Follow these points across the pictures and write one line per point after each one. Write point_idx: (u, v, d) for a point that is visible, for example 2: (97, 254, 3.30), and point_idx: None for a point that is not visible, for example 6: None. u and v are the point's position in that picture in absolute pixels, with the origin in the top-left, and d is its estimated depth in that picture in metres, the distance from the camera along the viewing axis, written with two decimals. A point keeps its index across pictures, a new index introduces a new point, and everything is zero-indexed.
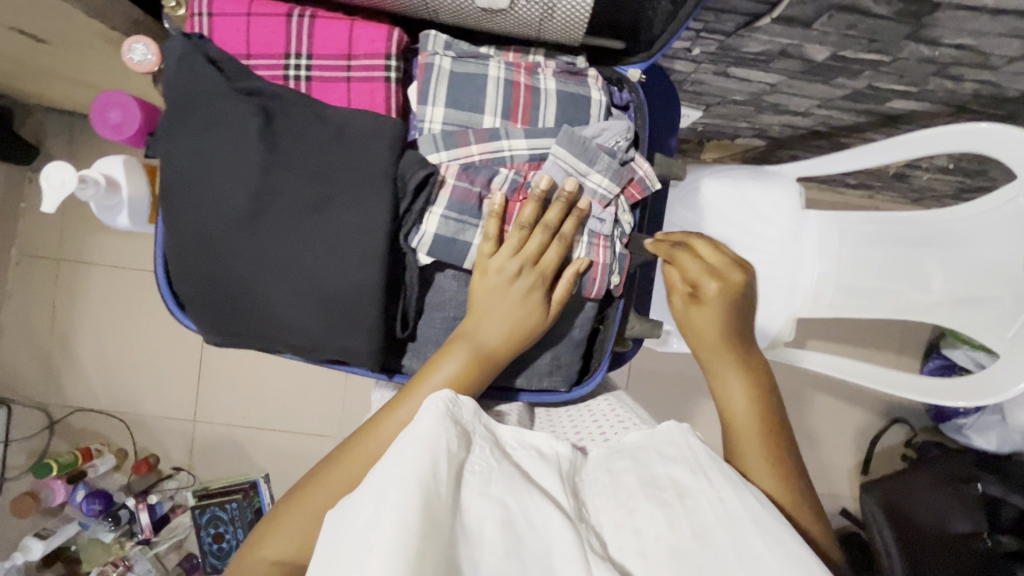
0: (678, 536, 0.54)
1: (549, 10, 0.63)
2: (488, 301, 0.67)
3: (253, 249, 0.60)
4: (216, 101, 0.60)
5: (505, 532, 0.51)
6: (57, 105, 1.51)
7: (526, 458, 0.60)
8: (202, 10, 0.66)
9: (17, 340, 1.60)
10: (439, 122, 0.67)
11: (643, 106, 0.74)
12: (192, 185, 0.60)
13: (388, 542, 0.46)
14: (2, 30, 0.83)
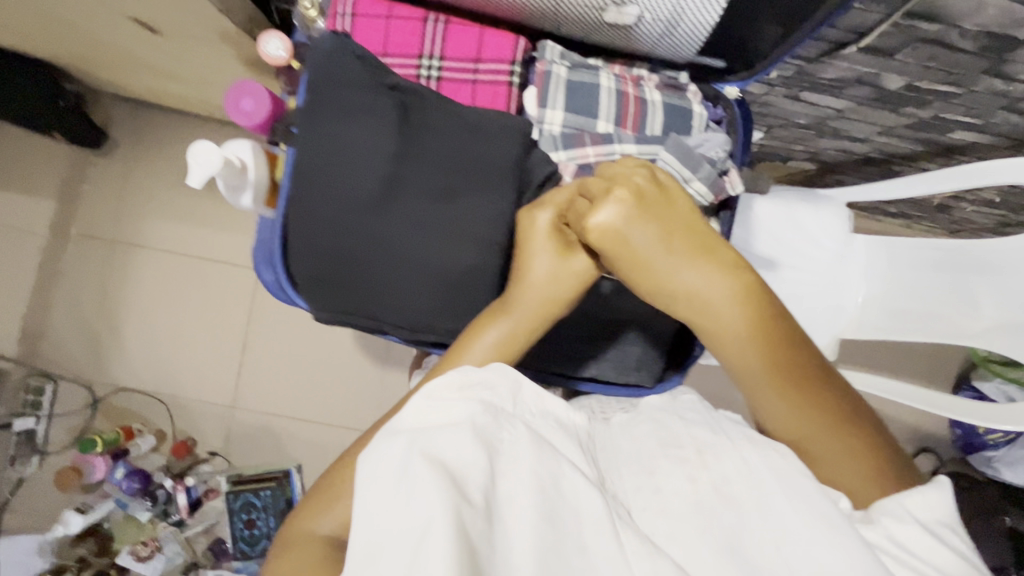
0: (700, 494, 0.54)
1: (669, 29, 0.73)
2: (530, 267, 0.67)
3: (381, 229, 0.66)
4: (358, 91, 0.66)
5: (533, 500, 0.49)
6: (128, 94, 1.58)
7: (549, 422, 0.57)
8: (347, 11, 0.75)
9: (66, 317, 1.63)
10: (559, 124, 0.76)
11: (737, 120, 0.80)
12: (324, 167, 0.64)
13: (445, 516, 0.44)
14: (121, 19, 0.88)
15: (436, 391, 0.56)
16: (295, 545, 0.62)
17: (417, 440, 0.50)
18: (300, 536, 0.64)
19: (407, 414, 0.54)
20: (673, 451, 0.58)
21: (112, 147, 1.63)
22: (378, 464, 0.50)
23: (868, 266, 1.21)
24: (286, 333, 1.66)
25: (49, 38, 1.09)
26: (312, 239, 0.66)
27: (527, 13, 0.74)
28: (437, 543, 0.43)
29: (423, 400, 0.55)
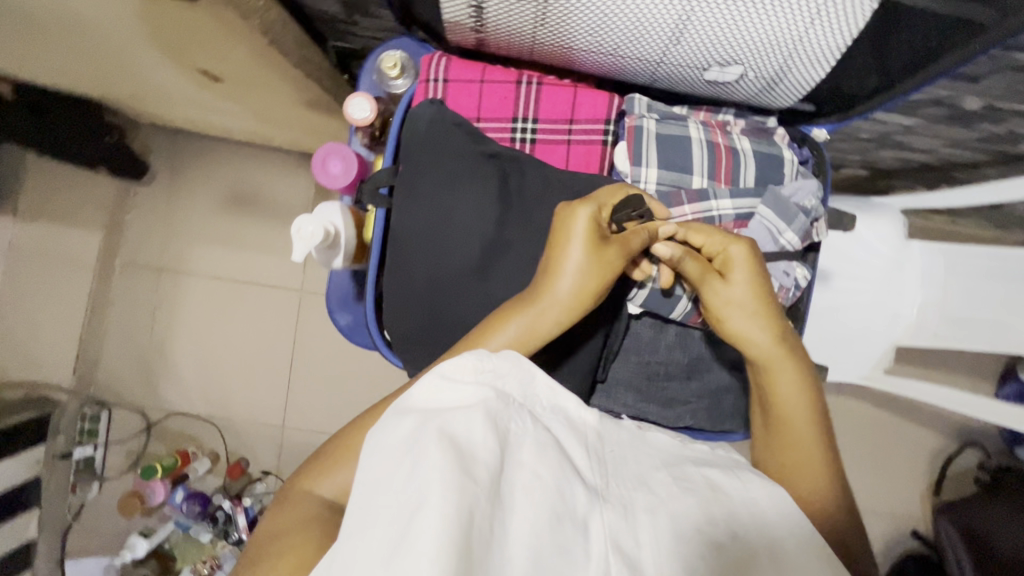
0: (714, 530, 0.52)
1: (770, 85, 0.66)
2: (562, 259, 0.61)
3: (481, 295, 0.67)
4: (460, 159, 0.69)
5: (534, 500, 0.47)
6: (166, 123, 1.59)
7: (559, 421, 0.55)
8: (437, 76, 0.73)
9: (118, 344, 1.67)
10: (654, 182, 0.71)
11: (825, 162, 0.76)
12: (425, 234, 0.69)
13: (447, 506, 0.42)
14: (187, 69, 0.89)
15: (453, 370, 0.53)
16: (294, 502, 0.62)
17: (430, 420, 0.48)
18: (300, 495, 0.63)
19: (419, 389, 0.52)
20: (676, 466, 0.58)
21: (153, 176, 1.65)
22: (386, 437, 0.49)
23: (924, 272, 1.20)
24: (330, 353, 1.68)
25: (99, 79, 1.09)
26: (414, 299, 0.69)
27: (614, 70, 0.67)
28: (437, 525, 0.41)
29: (437, 380, 0.52)
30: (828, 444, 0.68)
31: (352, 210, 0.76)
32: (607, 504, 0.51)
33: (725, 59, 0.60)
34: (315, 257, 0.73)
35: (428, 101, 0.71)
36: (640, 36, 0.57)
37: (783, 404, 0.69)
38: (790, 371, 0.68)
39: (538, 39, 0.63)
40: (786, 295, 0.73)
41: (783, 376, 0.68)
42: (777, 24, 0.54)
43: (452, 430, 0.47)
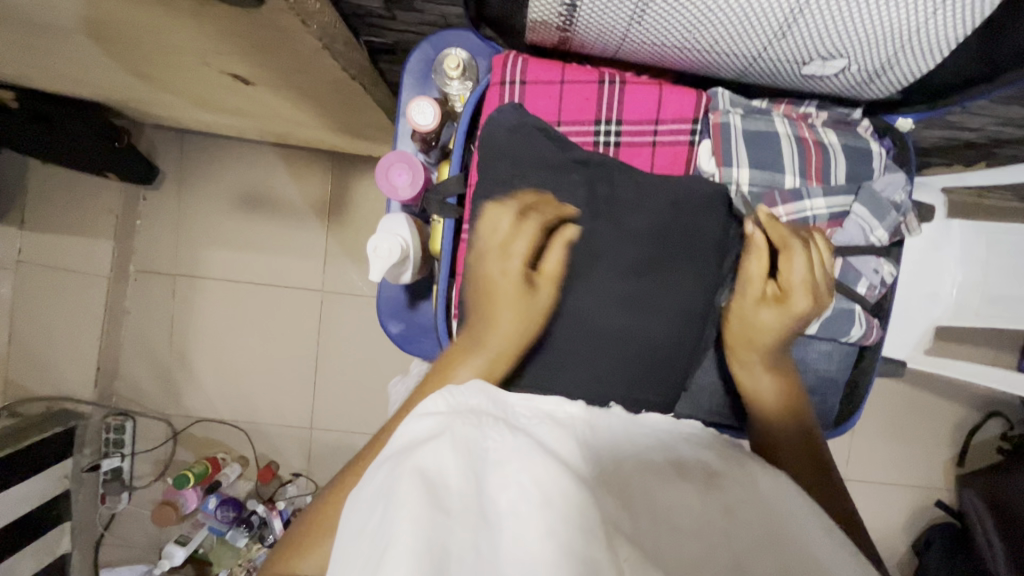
0: (716, 519, 0.48)
1: (870, 78, 0.61)
2: (497, 302, 0.60)
3: (570, 308, 0.64)
4: (543, 168, 0.65)
5: (516, 511, 0.45)
6: (169, 123, 1.52)
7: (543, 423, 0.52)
8: (514, 78, 0.69)
9: (137, 353, 1.64)
10: (745, 183, 0.70)
11: (907, 151, 0.73)
12: None
13: (405, 538, 0.41)
14: (213, 74, 0.83)
15: (422, 410, 0.53)
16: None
17: (398, 461, 0.47)
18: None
19: (394, 432, 0.52)
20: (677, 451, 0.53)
21: (161, 179, 1.60)
22: (362, 491, 0.49)
23: (966, 252, 1.17)
24: (353, 354, 1.64)
25: (111, 83, 1.04)
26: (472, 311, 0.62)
27: (701, 64, 0.62)
28: (404, 562, 0.39)
29: (409, 419, 0.52)
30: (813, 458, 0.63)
31: (417, 221, 0.74)
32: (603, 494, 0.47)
33: (832, 52, 0.55)
34: (386, 274, 0.71)
35: (508, 105, 0.68)
36: (747, 30, 0.53)
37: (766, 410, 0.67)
38: (772, 374, 0.68)
39: (629, 36, 0.58)
40: (873, 294, 0.71)
41: (761, 377, 0.68)
42: (901, 16, 0.49)
43: (421, 463, 0.47)
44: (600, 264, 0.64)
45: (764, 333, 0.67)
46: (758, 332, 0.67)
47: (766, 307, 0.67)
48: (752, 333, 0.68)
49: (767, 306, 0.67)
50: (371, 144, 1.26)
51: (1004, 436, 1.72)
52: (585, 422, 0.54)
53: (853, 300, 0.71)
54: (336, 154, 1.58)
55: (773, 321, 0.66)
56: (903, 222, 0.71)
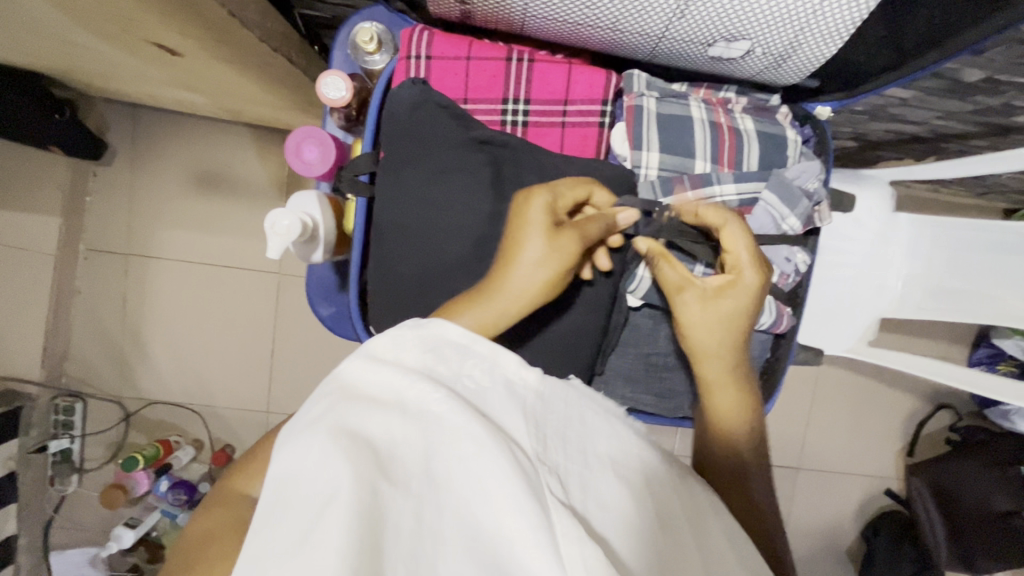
0: (645, 515, 0.51)
1: (777, 62, 0.60)
2: (524, 240, 0.58)
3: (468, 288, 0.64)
4: (449, 148, 0.66)
5: (458, 486, 0.45)
6: (119, 97, 1.48)
7: (496, 390, 0.52)
8: (421, 53, 0.68)
9: (89, 334, 1.61)
10: (656, 167, 0.69)
11: (826, 140, 0.73)
12: (413, 229, 0.66)
13: (348, 497, 0.41)
14: (139, 44, 0.80)
15: (375, 358, 0.51)
16: (225, 503, 0.57)
17: (344, 413, 0.47)
18: (233, 495, 0.58)
19: (348, 372, 0.51)
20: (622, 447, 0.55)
21: (112, 155, 1.55)
22: (300, 429, 0.47)
23: (909, 246, 1.20)
24: (311, 337, 1.62)
25: (42, 51, 1.00)
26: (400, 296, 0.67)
27: (609, 45, 0.61)
28: (344, 518, 0.40)
29: (363, 361, 0.51)
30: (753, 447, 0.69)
31: (329, 198, 0.74)
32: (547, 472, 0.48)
33: (733, 32, 0.54)
34: (295, 251, 0.69)
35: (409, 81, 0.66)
36: (645, 7, 0.52)
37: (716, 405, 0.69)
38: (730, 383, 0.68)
39: (532, 10, 0.57)
40: (786, 281, 0.73)
41: (723, 385, 0.68)
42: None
43: (368, 427, 0.46)
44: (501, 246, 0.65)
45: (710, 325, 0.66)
46: (707, 323, 0.66)
47: (700, 297, 0.66)
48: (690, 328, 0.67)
49: (704, 296, 0.66)
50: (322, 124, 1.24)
51: (951, 428, 1.75)
52: (538, 396, 0.54)
53: (764, 287, 0.71)
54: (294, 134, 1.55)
55: (722, 309, 0.65)
56: (817, 210, 0.71)
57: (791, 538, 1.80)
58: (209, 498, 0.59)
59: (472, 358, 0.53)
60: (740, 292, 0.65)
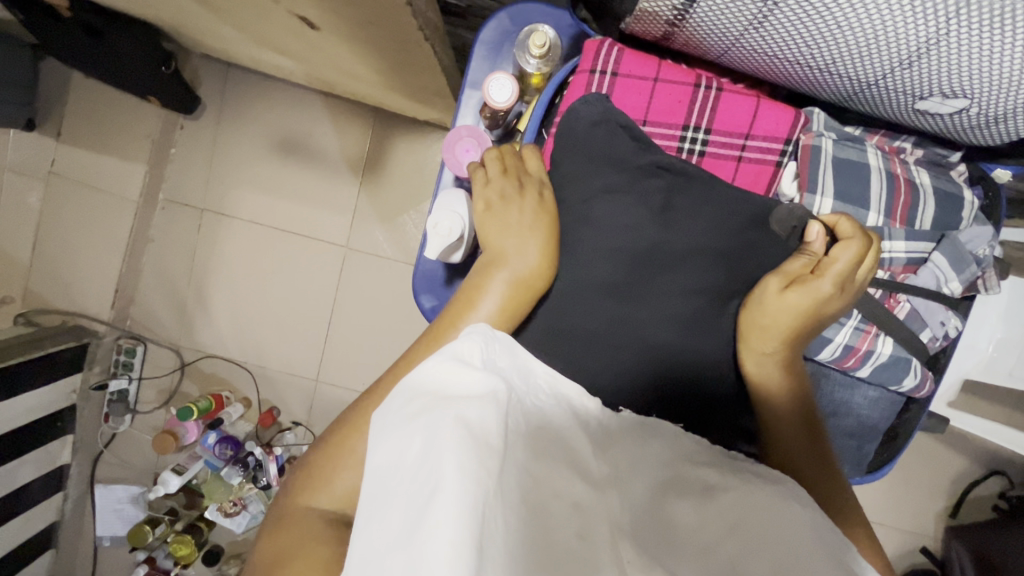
0: (710, 535, 0.44)
1: (984, 125, 0.51)
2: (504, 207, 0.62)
3: (620, 316, 0.59)
4: (625, 169, 0.60)
5: (536, 493, 0.42)
6: (215, 54, 1.49)
7: (564, 404, 0.50)
8: (605, 68, 0.61)
9: (155, 281, 1.64)
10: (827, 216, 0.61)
11: (999, 207, 0.63)
12: (567, 246, 0.62)
13: (452, 487, 0.38)
14: (280, 13, 0.77)
15: (464, 352, 0.48)
16: (289, 522, 0.55)
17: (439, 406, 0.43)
18: (296, 510, 0.56)
19: (428, 368, 0.47)
20: (677, 468, 0.49)
21: (201, 111, 1.57)
22: (395, 426, 0.44)
23: (1006, 309, 1.14)
24: (365, 314, 1.62)
25: (165, 5, 0.99)
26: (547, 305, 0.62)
27: (793, 81, 0.53)
28: (451, 512, 0.37)
29: (447, 363, 0.47)
30: (831, 470, 0.57)
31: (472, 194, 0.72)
32: (613, 495, 0.45)
33: (955, 90, 0.46)
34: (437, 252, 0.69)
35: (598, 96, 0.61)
36: (866, 57, 0.45)
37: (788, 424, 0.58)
38: (788, 377, 0.60)
39: (735, 48, 0.51)
40: (931, 345, 0.65)
41: (773, 376, 0.59)
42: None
43: (466, 416, 0.42)
44: (662, 273, 0.59)
45: (787, 320, 0.58)
46: (779, 319, 0.58)
47: (805, 292, 0.57)
48: (770, 321, 0.58)
49: (801, 288, 0.57)
50: (420, 107, 1.22)
51: (1001, 495, 1.66)
52: (600, 416, 0.52)
53: (913, 350, 0.63)
54: (379, 111, 1.54)
55: (796, 308, 0.57)
56: (981, 277, 0.64)
57: None
58: (273, 521, 0.57)
59: (535, 367, 0.52)
60: (817, 298, 0.58)
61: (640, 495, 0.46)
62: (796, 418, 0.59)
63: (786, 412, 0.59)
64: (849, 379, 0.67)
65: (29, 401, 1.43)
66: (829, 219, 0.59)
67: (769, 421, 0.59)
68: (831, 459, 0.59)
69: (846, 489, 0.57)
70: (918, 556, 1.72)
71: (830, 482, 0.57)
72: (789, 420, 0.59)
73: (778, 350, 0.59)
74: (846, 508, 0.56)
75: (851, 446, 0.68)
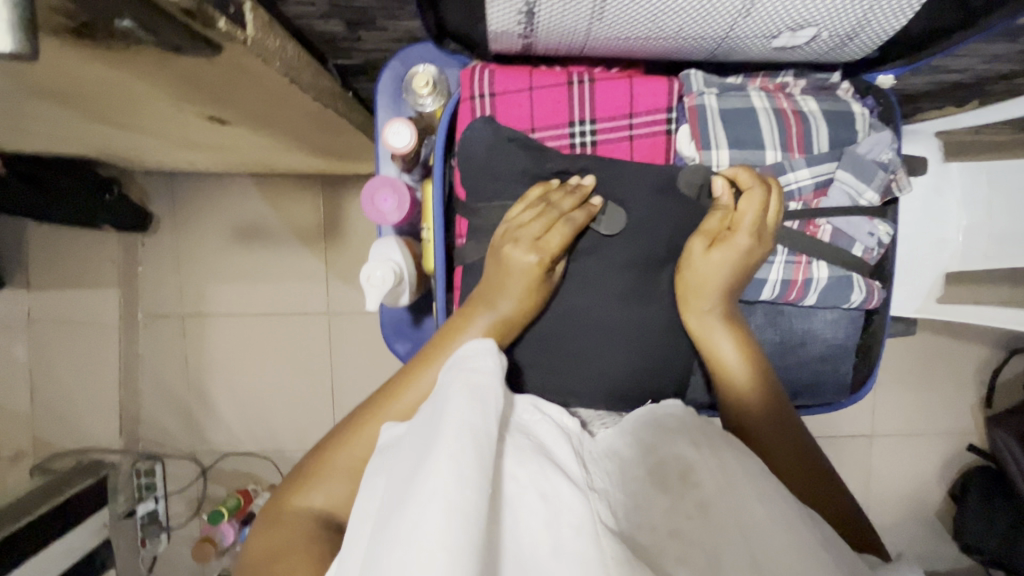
0: (682, 517, 0.45)
1: (843, 41, 0.54)
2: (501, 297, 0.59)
3: (564, 310, 0.64)
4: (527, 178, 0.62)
5: (528, 507, 0.43)
6: (155, 168, 1.53)
7: (541, 419, 0.53)
8: (484, 90, 0.65)
9: (157, 397, 1.66)
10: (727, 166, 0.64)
11: (893, 108, 0.67)
12: None
13: (444, 495, 0.39)
14: (191, 118, 0.80)
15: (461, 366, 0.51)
16: (282, 520, 0.56)
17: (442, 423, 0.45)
18: (281, 514, 0.57)
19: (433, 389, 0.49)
20: (653, 457, 0.50)
21: (157, 224, 1.61)
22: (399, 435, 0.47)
23: (964, 194, 1.13)
24: (361, 371, 1.63)
25: (85, 137, 1.02)
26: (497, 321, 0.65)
27: (654, 52, 0.56)
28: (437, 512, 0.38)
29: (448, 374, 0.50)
30: (791, 433, 0.59)
31: (404, 240, 0.73)
32: (597, 499, 0.46)
33: (800, 21, 0.49)
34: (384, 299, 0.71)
35: (478, 119, 0.64)
36: (707, 11, 0.47)
37: (743, 388, 0.60)
38: (731, 330, 0.61)
39: (591, 36, 0.53)
40: (870, 257, 0.66)
41: (717, 331, 0.61)
42: None
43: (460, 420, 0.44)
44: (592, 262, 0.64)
45: (718, 276, 0.60)
46: (711, 277, 0.61)
47: (728, 248, 0.60)
48: (702, 279, 0.61)
49: (728, 245, 0.60)
50: (352, 163, 1.24)
51: None
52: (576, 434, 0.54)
53: (848, 267, 0.66)
54: (321, 176, 1.57)
55: (724, 264, 0.60)
56: (892, 179, 0.65)
57: (878, 510, 1.68)
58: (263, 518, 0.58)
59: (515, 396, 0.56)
60: (739, 253, 0.60)
61: (631, 492, 0.48)
62: (747, 387, 0.60)
63: (739, 380, 0.60)
64: (803, 310, 0.70)
65: (62, 547, 1.44)
66: (731, 172, 0.62)
67: (721, 373, 0.61)
68: (790, 415, 0.60)
69: (804, 450, 0.59)
70: (968, 455, 1.68)
71: (791, 444, 0.58)
72: (746, 391, 0.60)
73: (722, 307, 0.62)
74: (809, 479, 0.57)
75: (825, 372, 0.71)
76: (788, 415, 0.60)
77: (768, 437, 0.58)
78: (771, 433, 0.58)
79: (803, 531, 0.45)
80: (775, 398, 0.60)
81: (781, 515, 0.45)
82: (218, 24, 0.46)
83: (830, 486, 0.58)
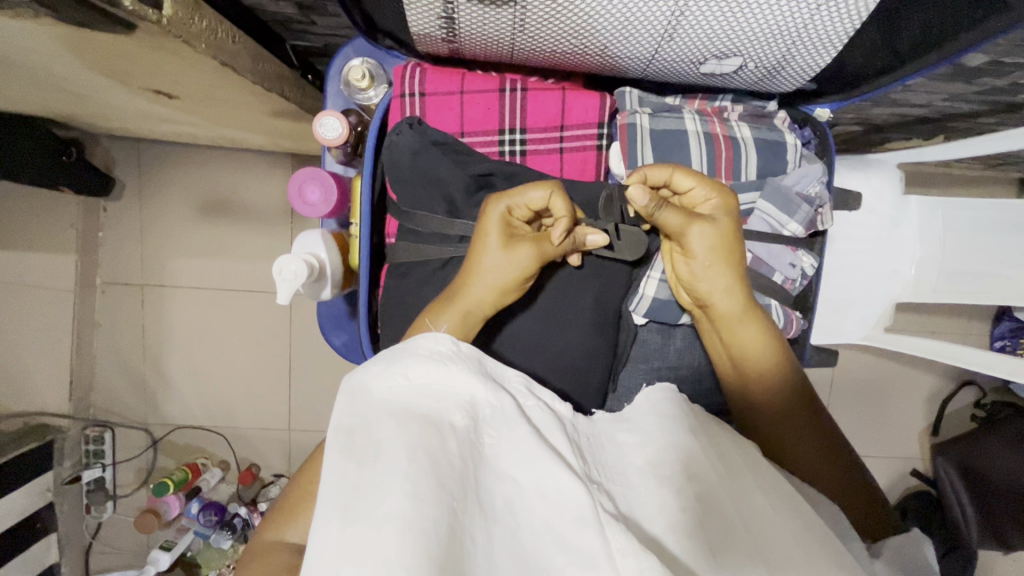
0: (686, 499, 0.45)
1: (772, 72, 0.56)
2: (480, 256, 0.58)
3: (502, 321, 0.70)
4: (454, 185, 0.63)
5: (523, 514, 0.42)
6: (120, 133, 1.49)
7: (536, 407, 0.49)
8: (414, 90, 0.65)
9: (111, 365, 1.64)
10: None
11: (827, 140, 0.70)
12: (424, 262, 0.65)
13: (407, 511, 0.38)
14: (137, 91, 0.79)
15: (432, 368, 0.47)
16: (264, 554, 0.56)
17: (402, 429, 0.42)
18: (268, 544, 0.57)
19: (379, 386, 0.45)
20: (653, 448, 0.49)
21: (119, 191, 1.58)
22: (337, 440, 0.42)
23: (922, 227, 1.14)
24: (319, 354, 1.62)
25: (37, 98, 1.00)
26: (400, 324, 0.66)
27: (584, 65, 0.58)
28: (408, 539, 0.37)
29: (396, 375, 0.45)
30: (814, 418, 0.64)
31: (333, 232, 0.74)
32: (599, 492, 0.43)
33: (723, 51, 0.50)
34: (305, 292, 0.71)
35: (407, 125, 0.64)
36: (627, 34, 0.48)
37: (761, 382, 0.63)
38: (754, 320, 0.63)
39: (518, 44, 0.54)
40: (792, 286, 0.70)
41: (743, 324, 0.63)
42: (785, 13, 0.44)
43: (424, 435, 0.42)
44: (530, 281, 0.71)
45: (721, 269, 0.61)
46: (714, 267, 0.61)
47: (709, 228, 0.59)
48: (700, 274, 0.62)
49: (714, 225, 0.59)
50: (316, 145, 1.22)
51: (977, 405, 1.67)
52: (573, 419, 0.51)
53: (768, 293, 0.68)
54: (290, 154, 1.55)
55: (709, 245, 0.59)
56: (818, 214, 0.69)
57: None
58: (249, 550, 0.57)
59: (506, 370, 0.52)
60: (717, 231, 0.59)
61: (635, 483, 0.46)
62: (772, 375, 0.63)
63: (756, 368, 0.64)
64: None
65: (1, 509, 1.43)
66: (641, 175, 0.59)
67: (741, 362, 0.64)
68: (808, 400, 0.64)
69: (825, 433, 0.64)
70: (912, 479, 1.72)
71: (809, 426, 0.63)
72: (767, 380, 0.63)
73: (732, 282, 0.61)
74: (822, 466, 0.62)
75: None
76: (795, 393, 0.64)
77: (787, 430, 0.62)
78: (790, 427, 0.62)
79: (822, 529, 0.47)
80: (791, 376, 0.64)
81: (787, 508, 0.47)
82: (123, 4, 0.46)
83: (848, 470, 0.62)
